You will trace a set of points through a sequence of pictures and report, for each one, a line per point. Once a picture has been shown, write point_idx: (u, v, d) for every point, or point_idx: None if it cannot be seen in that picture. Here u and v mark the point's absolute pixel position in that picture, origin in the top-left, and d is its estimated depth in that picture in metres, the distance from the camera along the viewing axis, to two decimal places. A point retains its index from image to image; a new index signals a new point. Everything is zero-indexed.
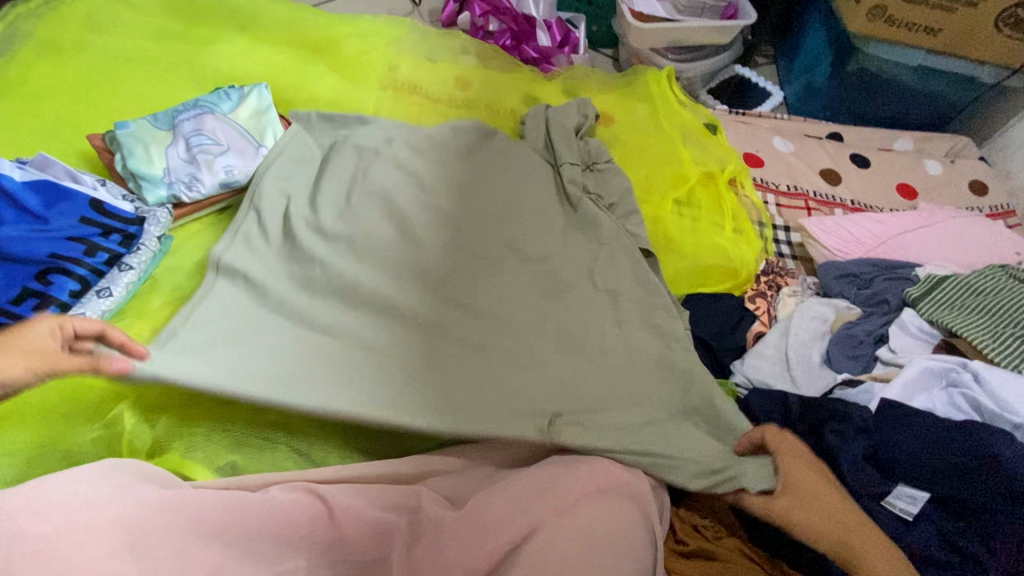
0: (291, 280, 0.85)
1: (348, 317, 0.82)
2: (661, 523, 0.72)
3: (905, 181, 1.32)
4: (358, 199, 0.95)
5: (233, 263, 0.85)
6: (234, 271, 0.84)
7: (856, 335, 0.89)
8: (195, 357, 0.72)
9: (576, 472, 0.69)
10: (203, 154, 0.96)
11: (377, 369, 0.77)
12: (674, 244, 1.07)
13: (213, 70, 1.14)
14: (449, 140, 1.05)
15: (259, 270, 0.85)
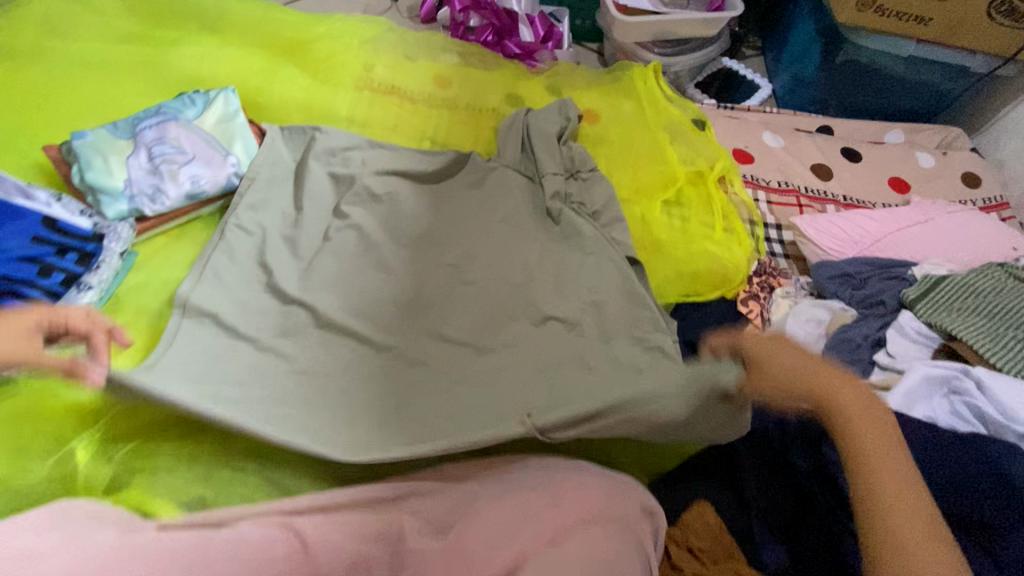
0: (263, 318, 0.84)
1: (326, 361, 0.82)
2: (655, 549, 0.69)
3: (897, 174, 1.29)
4: (336, 233, 0.94)
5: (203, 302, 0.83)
6: (205, 313, 0.82)
7: (853, 338, 0.85)
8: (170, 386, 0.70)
9: (557, 499, 0.67)
10: (167, 164, 0.91)
11: (354, 406, 0.77)
12: (662, 247, 1.04)
13: (178, 74, 1.09)
14: (427, 159, 1.05)
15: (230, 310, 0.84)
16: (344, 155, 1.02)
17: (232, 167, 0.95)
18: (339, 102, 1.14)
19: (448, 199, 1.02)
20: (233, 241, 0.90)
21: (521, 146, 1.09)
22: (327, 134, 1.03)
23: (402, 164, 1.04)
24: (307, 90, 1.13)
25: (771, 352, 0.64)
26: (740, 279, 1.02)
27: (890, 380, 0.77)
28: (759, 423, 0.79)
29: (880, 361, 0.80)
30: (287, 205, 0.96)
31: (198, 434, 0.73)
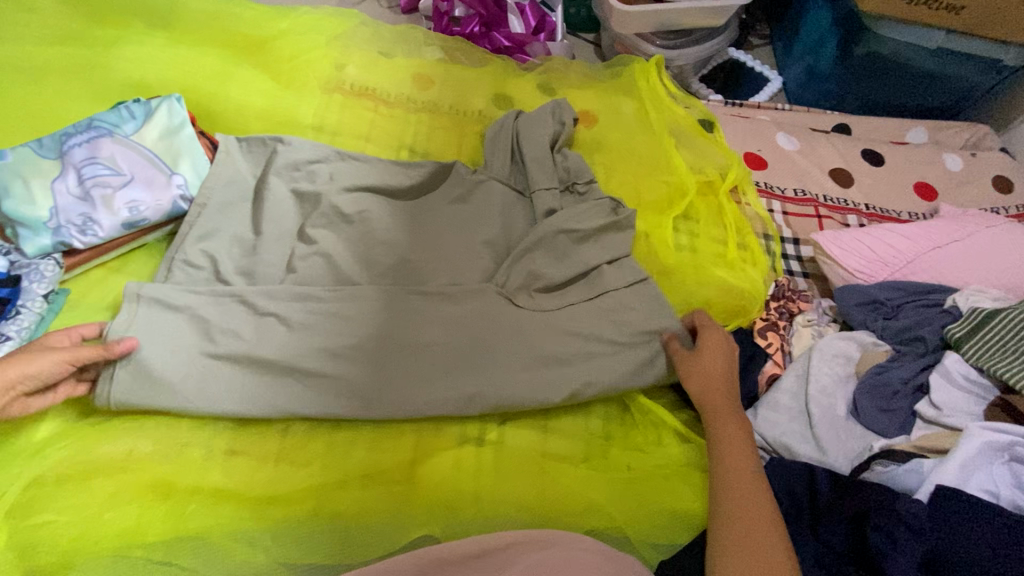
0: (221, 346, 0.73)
1: (292, 402, 0.70)
2: None
3: (923, 179, 1.18)
4: (300, 258, 0.81)
5: (159, 296, 0.73)
6: (161, 306, 0.73)
7: (890, 383, 0.75)
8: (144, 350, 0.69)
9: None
10: (100, 188, 0.79)
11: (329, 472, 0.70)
12: (672, 273, 0.93)
13: (120, 78, 0.96)
14: (406, 167, 0.94)
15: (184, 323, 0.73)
16: (309, 169, 0.90)
17: (177, 188, 0.83)
18: (304, 109, 1.01)
19: (427, 218, 0.89)
20: (180, 277, 0.78)
21: (510, 157, 0.97)
22: (289, 146, 0.90)
23: (374, 178, 0.91)
24: (268, 94, 1.00)
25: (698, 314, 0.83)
26: (757, 305, 0.91)
27: (942, 440, 0.66)
28: (781, 485, 0.67)
29: (923, 414, 0.72)
30: (243, 228, 0.83)
31: (134, 518, 0.63)
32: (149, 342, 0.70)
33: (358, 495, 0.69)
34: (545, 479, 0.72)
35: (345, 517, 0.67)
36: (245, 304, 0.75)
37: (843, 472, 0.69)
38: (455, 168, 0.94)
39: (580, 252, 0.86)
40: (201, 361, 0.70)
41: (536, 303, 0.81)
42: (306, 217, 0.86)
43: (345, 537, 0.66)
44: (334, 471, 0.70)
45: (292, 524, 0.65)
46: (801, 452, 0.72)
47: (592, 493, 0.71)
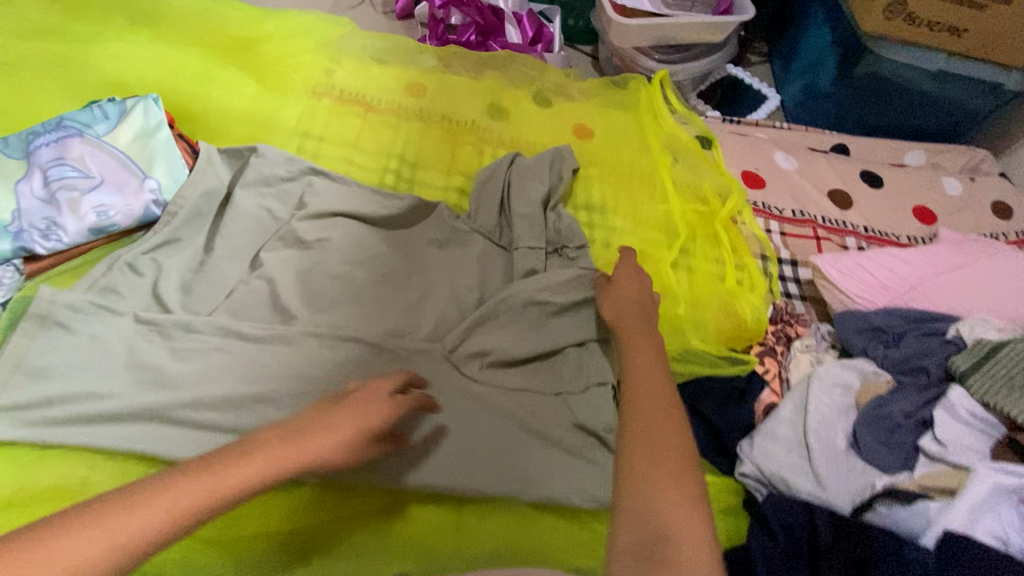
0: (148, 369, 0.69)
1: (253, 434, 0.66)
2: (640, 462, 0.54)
3: (922, 202, 1.16)
4: (243, 284, 0.78)
5: (67, 312, 0.69)
6: (61, 324, 0.69)
7: (892, 416, 0.72)
8: (39, 377, 0.66)
9: None
10: (66, 191, 0.75)
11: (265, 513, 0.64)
12: (670, 297, 0.89)
13: (96, 76, 0.92)
14: (383, 222, 0.89)
15: (86, 350, 0.68)
16: (282, 187, 0.87)
17: (150, 193, 0.79)
18: (290, 114, 0.98)
19: (412, 246, 0.88)
20: (118, 279, 0.75)
21: (498, 208, 0.94)
22: (263, 157, 0.87)
23: (351, 203, 0.88)
24: (251, 99, 0.96)
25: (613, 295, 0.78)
26: (755, 331, 0.88)
27: (945, 479, 0.64)
28: (778, 523, 0.63)
29: (927, 450, 0.68)
30: (198, 246, 0.80)
31: None
32: (49, 360, 0.67)
33: (326, 531, 0.64)
34: (529, 523, 0.68)
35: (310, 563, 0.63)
36: (162, 335, 0.71)
37: (844, 513, 0.65)
38: (438, 209, 0.91)
39: (553, 326, 0.79)
40: (97, 386, 0.67)
41: (484, 376, 0.75)
42: (263, 241, 0.83)
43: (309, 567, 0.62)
44: (301, 515, 0.65)
45: (253, 558, 0.62)
46: (801, 489, 0.68)
47: (554, 541, 0.68)
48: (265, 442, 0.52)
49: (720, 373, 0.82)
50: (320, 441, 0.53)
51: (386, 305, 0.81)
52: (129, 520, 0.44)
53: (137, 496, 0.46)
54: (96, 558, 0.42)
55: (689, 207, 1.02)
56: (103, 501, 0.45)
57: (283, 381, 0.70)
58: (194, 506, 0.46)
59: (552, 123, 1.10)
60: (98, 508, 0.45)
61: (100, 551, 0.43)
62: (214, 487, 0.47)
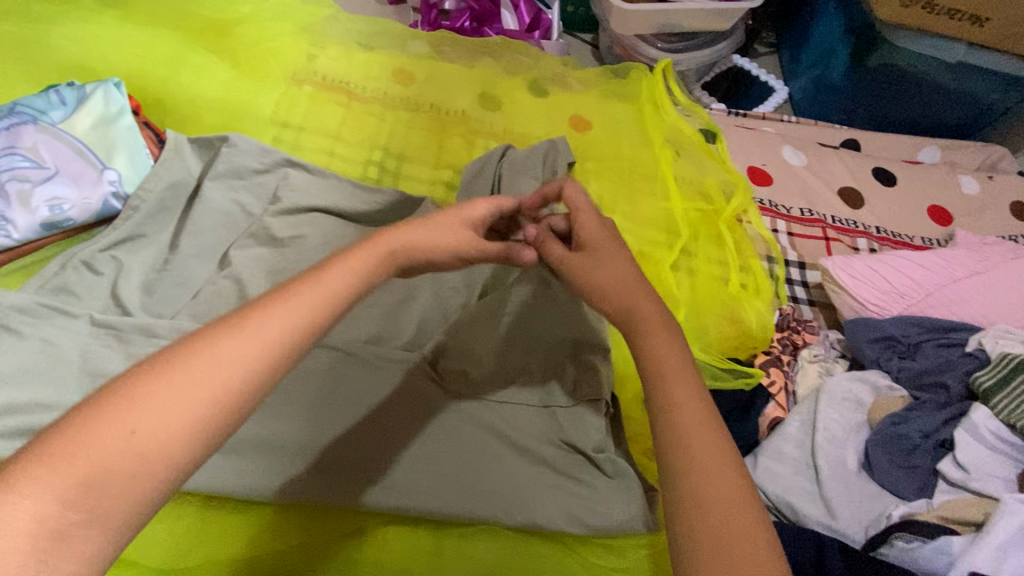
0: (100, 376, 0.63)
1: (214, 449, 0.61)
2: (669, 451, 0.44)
3: (937, 202, 1.10)
4: (210, 284, 0.73)
5: (15, 313, 0.64)
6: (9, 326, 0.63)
7: (909, 436, 0.66)
8: None
9: None
10: (16, 182, 0.69)
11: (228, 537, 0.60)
12: (669, 302, 0.83)
13: (57, 60, 0.86)
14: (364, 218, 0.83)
15: (32, 355, 0.62)
16: (255, 180, 0.81)
17: (109, 185, 0.73)
18: (266, 102, 0.92)
19: None
20: (73, 280, 0.69)
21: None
22: (235, 147, 0.81)
23: (330, 197, 0.82)
24: (225, 86, 0.91)
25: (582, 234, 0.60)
26: (760, 339, 0.82)
27: (968, 509, 0.58)
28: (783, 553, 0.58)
29: (949, 475, 0.63)
30: (163, 243, 0.75)
31: None
32: None
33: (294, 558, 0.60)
34: (517, 551, 0.63)
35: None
36: (121, 340, 0.66)
37: (857, 546, 0.60)
38: (424, 204, 0.84)
39: None
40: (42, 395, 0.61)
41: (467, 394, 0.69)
42: (233, 239, 0.77)
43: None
44: (266, 535, 0.60)
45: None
46: (808, 515, 0.63)
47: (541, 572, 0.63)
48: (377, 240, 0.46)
49: (723, 389, 0.75)
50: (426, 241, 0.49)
51: (365, 308, 0.75)
52: (275, 317, 0.37)
53: (276, 296, 0.38)
54: (270, 351, 0.36)
55: (691, 204, 0.96)
56: (249, 307, 0.37)
57: None
58: (333, 298, 0.40)
59: (547, 113, 1.04)
60: (250, 311, 0.37)
61: (264, 345, 0.35)
62: (347, 277, 0.42)
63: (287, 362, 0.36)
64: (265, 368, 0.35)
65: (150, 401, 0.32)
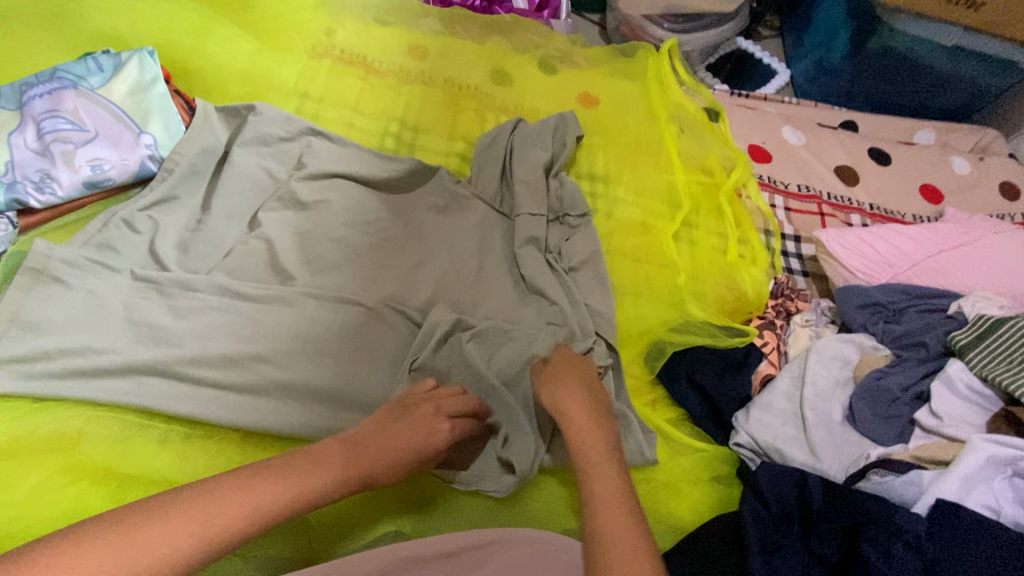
0: (142, 324, 0.68)
1: (248, 395, 0.66)
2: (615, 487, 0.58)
3: (930, 181, 1.14)
4: (242, 244, 0.77)
5: (65, 269, 0.68)
6: (61, 281, 0.68)
7: (890, 389, 0.72)
8: (36, 334, 0.65)
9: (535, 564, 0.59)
10: (60, 143, 0.74)
11: None
12: (670, 270, 0.89)
13: (92, 30, 0.90)
14: (383, 184, 0.87)
15: (81, 308, 0.67)
16: (281, 147, 0.86)
17: (145, 148, 0.78)
18: (289, 73, 0.96)
19: (412, 210, 0.87)
20: (114, 236, 0.74)
21: (499, 174, 0.92)
22: (261, 116, 0.86)
23: (352, 165, 0.86)
24: (251, 58, 0.95)
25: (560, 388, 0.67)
26: (755, 304, 0.87)
27: (941, 451, 0.64)
28: (771, 489, 0.64)
29: (924, 423, 0.68)
30: (195, 205, 0.79)
31: (70, 503, 0.59)
32: (51, 316, 0.66)
33: (327, 515, 0.63)
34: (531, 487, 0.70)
35: (315, 547, 0.62)
36: (160, 293, 0.70)
37: (837, 482, 0.67)
38: (438, 174, 0.90)
39: (553, 294, 0.80)
40: (98, 340, 0.66)
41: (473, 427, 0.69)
42: (261, 202, 0.82)
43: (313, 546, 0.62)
44: None
45: (252, 547, 0.60)
46: (794, 457, 0.69)
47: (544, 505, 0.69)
48: (335, 445, 0.58)
49: (718, 347, 0.81)
50: (387, 447, 0.59)
51: (386, 269, 0.80)
52: (257, 491, 0.51)
53: (260, 470, 0.53)
54: (242, 517, 0.49)
55: (693, 178, 1.00)
56: (233, 474, 0.52)
57: (279, 341, 0.70)
58: (281, 502, 0.52)
59: (556, 89, 1.08)
60: (240, 478, 0.52)
61: (215, 528, 0.48)
62: (327, 470, 0.55)
63: (248, 529, 0.50)
64: (240, 526, 0.49)
65: (159, 534, 0.46)
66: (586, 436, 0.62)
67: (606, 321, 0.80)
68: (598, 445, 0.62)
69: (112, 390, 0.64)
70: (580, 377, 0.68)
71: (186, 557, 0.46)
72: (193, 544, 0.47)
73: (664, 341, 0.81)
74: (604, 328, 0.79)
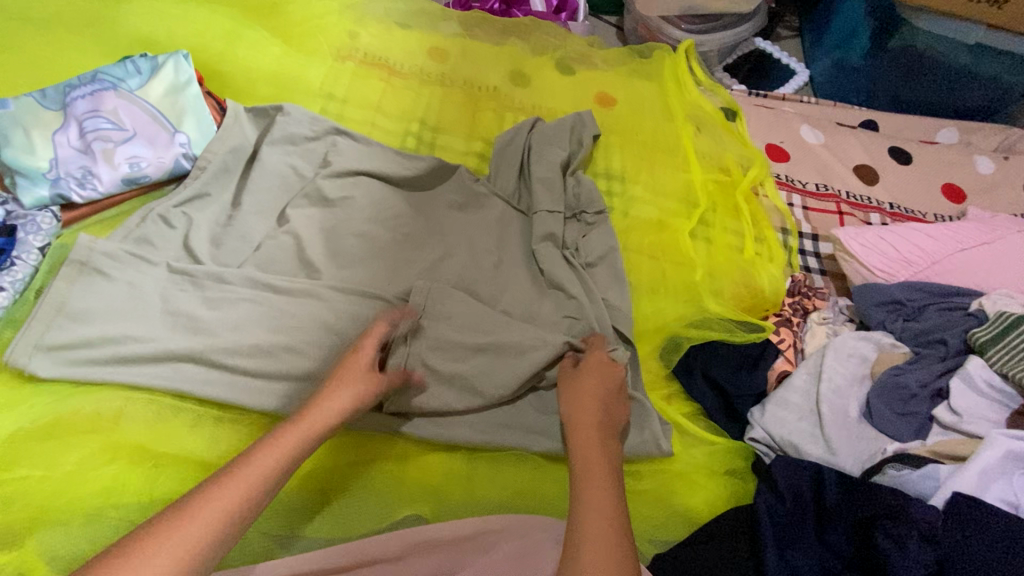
0: (177, 314, 0.71)
1: (273, 388, 0.69)
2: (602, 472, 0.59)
3: (952, 181, 1.13)
4: (271, 239, 0.80)
5: (107, 262, 0.71)
6: (100, 273, 0.71)
7: (907, 386, 0.72)
8: (76, 324, 0.68)
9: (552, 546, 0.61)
10: (101, 141, 0.78)
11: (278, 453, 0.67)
12: (686, 266, 0.89)
13: (130, 35, 0.95)
14: (403, 182, 0.90)
15: (121, 300, 0.70)
16: (307, 146, 0.89)
17: (180, 147, 0.82)
18: (315, 75, 0.99)
19: (432, 207, 0.89)
20: (152, 231, 0.77)
21: (517, 172, 0.94)
22: (289, 116, 0.89)
23: (375, 163, 0.89)
24: (278, 61, 0.98)
25: (578, 377, 0.69)
26: (771, 301, 0.88)
27: (960, 447, 0.65)
28: (787, 482, 0.65)
29: (942, 419, 0.69)
30: (226, 201, 0.82)
31: (111, 480, 0.63)
32: (94, 307, 0.69)
33: (351, 493, 0.67)
34: (543, 474, 0.71)
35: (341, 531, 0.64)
36: (195, 284, 0.73)
37: (852, 474, 0.67)
38: (458, 172, 0.92)
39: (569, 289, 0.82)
40: (137, 329, 0.69)
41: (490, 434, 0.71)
42: (289, 199, 0.85)
43: (343, 521, 0.65)
44: (320, 454, 0.68)
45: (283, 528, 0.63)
46: (809, 452, 0.70)
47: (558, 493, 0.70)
48: (279, 431, 0.57)
49: (735, 343, 0.82)
50: (323, 411, 0.60)
51: (407, 263, 0.82)
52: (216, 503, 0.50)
53: (220, 482, 0.51)
54: (220, 522, 0.49)
55: (710, 176, 1.01)
56: (208, 486, 0.51)
57: (305, 330, 0.72)
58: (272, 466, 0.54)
59: (573, 90, 1.10)
60: (219, 483, 0.51)
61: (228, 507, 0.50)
62: (277, 455, 0.54)
63: (230, 535, 0.49)
64: (231, 529, 0.49)
65: (156, 557, 0.45)
66: (588, 445, 0.62)
67: (621, 316, 0.82)
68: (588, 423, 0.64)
69: (148, 377, 0.67)
70: (600, 373, 0.70)
71: (206, 558, 0.47)
72: (194, 555, 0.47)
73: (680, 335, 0.82)
74: (621, 322, 0.81)
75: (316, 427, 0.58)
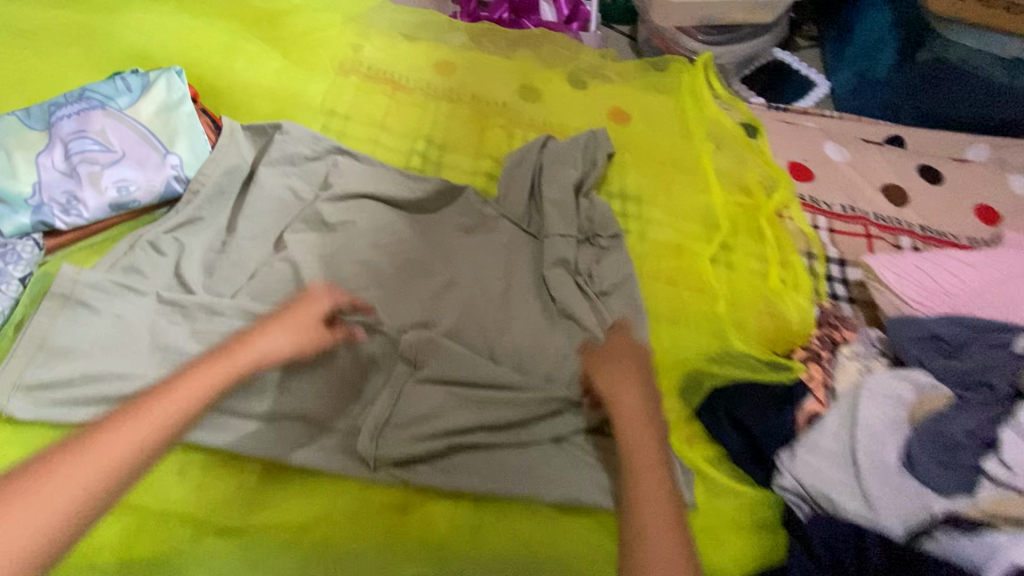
0: (162, 349, 0.66)
1: (264, 430, 0.64)
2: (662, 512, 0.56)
3: (985, 201, 1.07)
4: (266, 266, 0.76)
5: (91, 295, 0.67)
6: (83, 305, 0.66)
7: (953, 435, 0.67)
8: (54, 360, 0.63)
9: None
10: (87, 164, 0.73)
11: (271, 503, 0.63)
12: (708, 295, 0.84)
13: (123, 49, 0.90)
14: (407, 204, 0.85)
15: (103, 335, 0.66)
16: (307, 167, 0.84)
17: (171, 169, 0.77)
18: (316, 90, 0.94)
19: (437, 231, 0.84)
20: (141, 259, 0.72)
21: (528, 194, 0.89)
22: (287, 134, 0.84)
23: (377, 184, 0.84)
24: (278, 76, 0.94)
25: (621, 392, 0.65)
26: (800, 335, 0.82)
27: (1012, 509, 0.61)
28: (826, 546, 0.62)
29: (994, 475, 0.64)
30: (221, 226, 0.78)
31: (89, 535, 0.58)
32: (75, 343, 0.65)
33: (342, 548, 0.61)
34: (556, 526, 0.66)
35: None
36: (185, 317, 0.69)
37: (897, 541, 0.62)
38: (465, 194, 0.87)
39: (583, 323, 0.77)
40: (119, 367, 0.64)
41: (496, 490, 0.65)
42: (286, 223, 0.80)
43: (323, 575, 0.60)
44: (317, 504, 0.63)
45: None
46: (848, 509, 0.64)
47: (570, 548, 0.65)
48: (199, 363, 0.55)
49: (762, 382, 0.76)
50: (246, 347, 0.57)
51: (411, 293, 0.77)
52: (116, 441, 0.47)
53: (124, 415, 0.48)
54: (126, 452, 0.47)
55: (731, 198, 0.96)
56: (113, 415, 0.48)
57: (300, 368, 0.68)
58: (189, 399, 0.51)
59: (585, 105, 1.05)
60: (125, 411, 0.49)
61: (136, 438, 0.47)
62: (196, 385, 0.52)
63: (133, 469, 0.47)
64: (138, 457, 0.47)
65: (47, 487, 0.43)
66: (645, 474, 0.58)
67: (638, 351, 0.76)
68: (644, 446, 0.60)
69: None
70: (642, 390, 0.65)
71: (107, 487, 0.45)
72: (93, 487, 0.45)
73: (702, 371, 0.77)
74: None
75: (242, 362, 0.56)
